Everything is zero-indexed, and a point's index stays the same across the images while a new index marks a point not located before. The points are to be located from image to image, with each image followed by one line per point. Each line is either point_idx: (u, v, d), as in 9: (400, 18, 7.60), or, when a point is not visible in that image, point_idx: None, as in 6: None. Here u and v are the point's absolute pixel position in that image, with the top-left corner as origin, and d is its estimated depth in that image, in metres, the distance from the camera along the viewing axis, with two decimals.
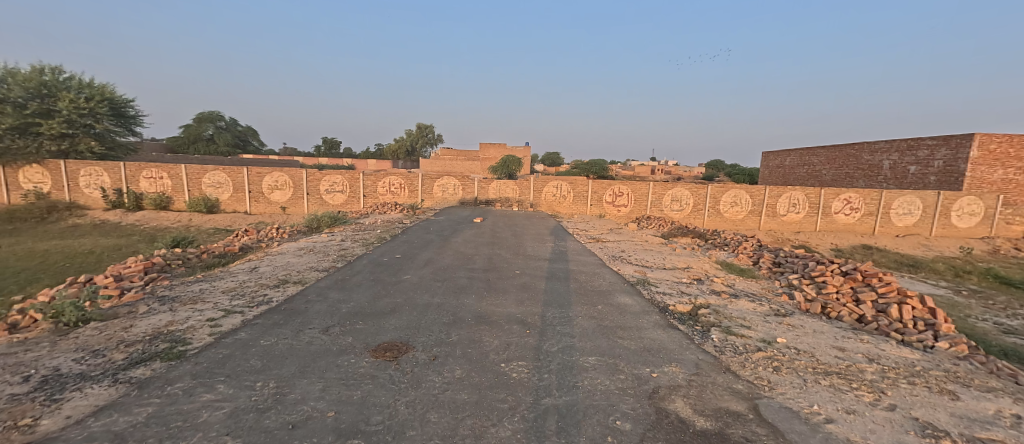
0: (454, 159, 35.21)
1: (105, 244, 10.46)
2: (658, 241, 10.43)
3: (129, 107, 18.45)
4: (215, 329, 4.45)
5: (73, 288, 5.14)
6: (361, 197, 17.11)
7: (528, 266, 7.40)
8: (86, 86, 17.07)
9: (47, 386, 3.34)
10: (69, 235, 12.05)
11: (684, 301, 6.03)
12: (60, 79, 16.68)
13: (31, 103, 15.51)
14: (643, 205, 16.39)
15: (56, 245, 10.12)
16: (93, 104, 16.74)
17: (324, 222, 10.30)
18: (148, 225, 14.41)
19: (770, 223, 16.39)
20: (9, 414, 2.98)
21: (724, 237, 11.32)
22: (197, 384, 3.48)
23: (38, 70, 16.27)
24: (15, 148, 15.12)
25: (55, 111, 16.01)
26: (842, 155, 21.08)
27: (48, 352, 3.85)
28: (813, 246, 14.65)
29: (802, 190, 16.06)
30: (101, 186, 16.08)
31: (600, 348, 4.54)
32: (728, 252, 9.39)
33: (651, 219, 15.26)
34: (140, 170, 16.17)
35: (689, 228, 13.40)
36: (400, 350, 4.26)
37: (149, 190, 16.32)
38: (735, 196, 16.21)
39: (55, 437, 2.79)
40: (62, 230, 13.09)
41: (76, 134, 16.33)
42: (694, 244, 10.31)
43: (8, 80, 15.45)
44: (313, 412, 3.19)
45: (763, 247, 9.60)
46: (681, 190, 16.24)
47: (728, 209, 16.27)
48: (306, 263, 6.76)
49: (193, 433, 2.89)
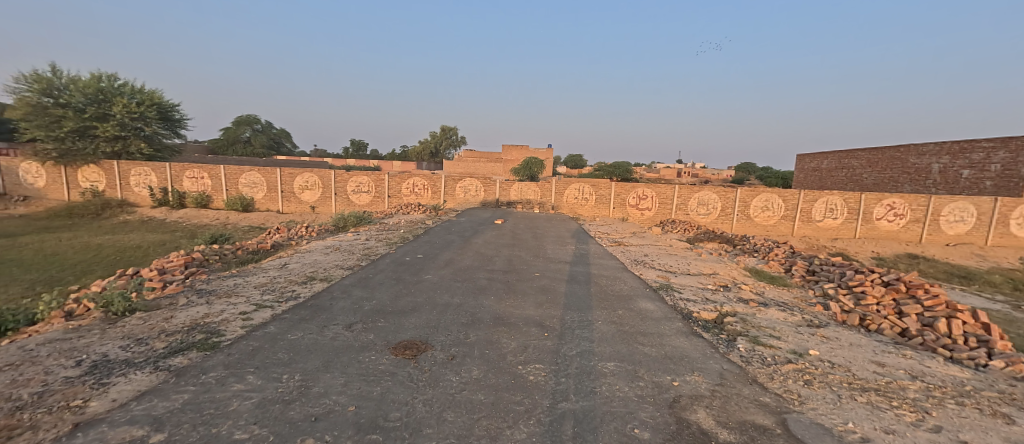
0: (477, 160, 35.55)
1: (150, 239, 11.17)
2: (683, 246, 10.14)
3: (176, 110, 19.60)
4: (246, 322, 4.69)
5: (122, 280, 5.54)
6: (386, 197, 17.49)
7: (548, 268, 7.37)
8: (138, 91, 18.23)
9: (96, 371, 3.62)
10: (118, 231, 12.95)
11: (709, 309, 5.85)
12: (115, 85, 17.90)
13: (89, 108, 16.74)
14: (668, 208, 15.97)
15: (107, 240, 10.90)
16: (144, 108, 17.85)
17: (350, 221, 10.61)
18: (189, 222, 15.29)
19: (805, 230, 15.54)
20: (63, 395, 3.26)
21: (753, 243, 10.89)
22: (229, 374, 3.68)
23: (96, 77, 17.47)
24: (75, 150, 16.48)
25: (110, 115, 17.22)
26: (886, 157, 19.84)
27: (98, 339, 4.18)
28: (851, 254, 13.85)
29: (841, 195, 15.19)
30: (149, 185, 17.22)
31: (619, 354, 4.48)
32: (758, 259, 9.03)
33: (675, 223, 14.86)
34: (184, 170, 17.25)
35: (717, 234, 12.95)
36: (419, 349, 4.34)
37: (191, 189, 17.36)
38: (767, 200, 15.51)
39: (102, 419, 3.02)
40: (114, 226, 14.09)
41: (127, 137, 17.52)
42: (721, 250, 9.96)
43: (70, 87, 16.75)
44: (335, 406, 3.31)
45: (796, 254, 9.16)
46: (709, 193, 15.69)
47: (759, 214, 15.57)
48: (332, 262, 6.99)
49: (223, 420, 3.06)
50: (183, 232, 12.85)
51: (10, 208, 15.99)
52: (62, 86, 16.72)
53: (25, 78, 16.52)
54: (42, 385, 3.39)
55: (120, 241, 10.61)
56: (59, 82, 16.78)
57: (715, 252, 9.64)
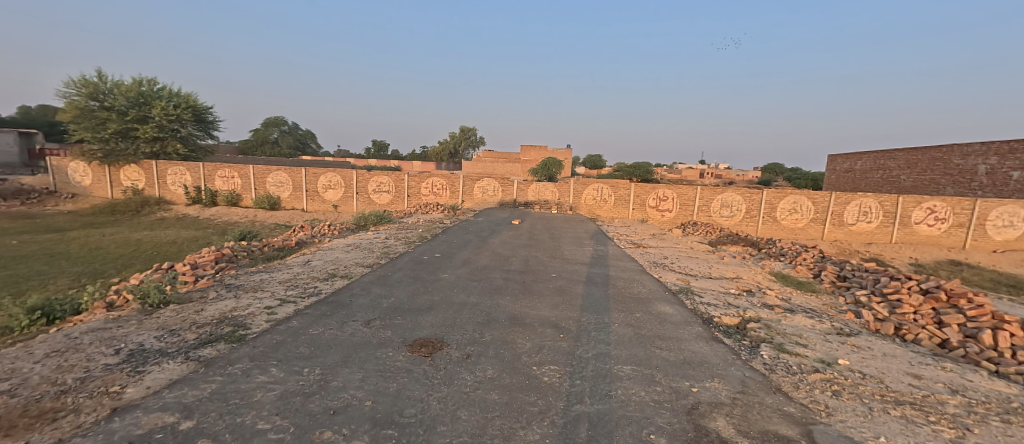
0: (495, 161, 35.64)
1: (184, 235, 11.73)
2: (705, 249, 9.89)
3: (209, 113, 20.51)
4: (271, 316, 4.87)
5: (157, 273, 5.85)
6: (405, 197, 17.75)
7: (564, 269, 7.33)
8: (175, 95, 19.18)
9: (132, 359, 3.84)
10: (155, 227, 13.65)
11: (731, 314, 5.68)
12: (155, 89, 18.89)
13: (131, 111, 17.73)
14: (689, 210, 15.55)
15: (144, 236, 11.51)
16: (180, 111, 18.77)
17: (370, 220, 10.84)
18: (220, 219, 15.97)
19: (836, 233, 14.84)
20: (102, 381, 3.47)
21: (780, 246, 10.51)
22: (254, 366, 3.83)
23: (138, 81, 18.49)
24: (117, 150, 17.49)
25: (150, 118, 18.19)
26: (927, 158, 18.76)
27: (135, 329, 4.43)
28: (886, 260, 13.14)
29: (876, 198, 14.44)
30: (184, 183, 18.08)
31: (636, 358, 4.41)
32: (785, 263, 8.70)
33: (697, 225, 14.48)
34: (216, 170, 18.03)
35: (741, 236, 12.54)
36: (435, 347, 4.40)
37: (222, 188, 18.15)
38: (794, 202, 14.86)
39: (136, 405, 3.20)
40: (152, 222, 14.87)
41: (165, 138, 18.46)
42: (745, 253, 9.66)
43: (114, 91, 17.78)
44: (353, 400, 3.40)
45: (826, 259, 8.79)
46: (732, 194, 15.15)
47: (786, 216, 14.92)
48: (353, 259, 7.16)
49: (248, 410, 3.19)
50: (215, 229, 13.42)
51: (61, 205, 17.14)
52: (107, 90, 17.78)
53: (74, 84, 17.67)
54: (84, 371, 3.62)
55: (156, 237, 11.18)
56: (104, 86, 17.85)
57: (738, 255, 9.36)
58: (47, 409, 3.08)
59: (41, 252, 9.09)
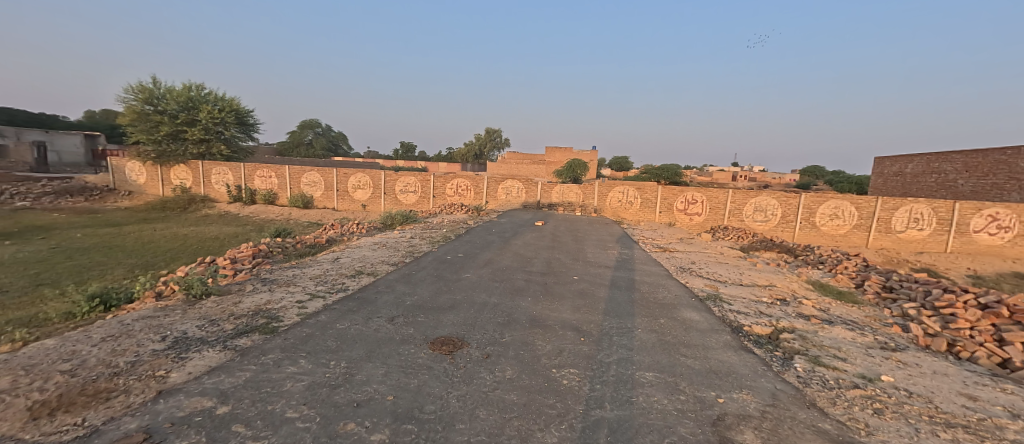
0: (520, 162, 35.65)
1: (225, 232, 12.43)
2: (737, 254, 9.49)
3: (251, 116, 21.67)
4: (302, 310, 5.09)
5: (201, 266, 6.25)
6: (430, 197, 18.04)
7: (587, 272, 7.25)
8: (220, 99, 20.39)
9: (177, 346, 4.12)
10: (200, 223, 14.54)
11: (763, 323, 5.44)
12: (202, 94, 20.15)
13: (181, 115, 19.00)
14: (719, 214, 14.91)
15: (190, 231, 12.28)
16: (224, 114, 19.93)
17: (397, 220, 11.11)
18: (258, 217, 16.79)
19: (882, 241, 13.80)
20: (150, 365, 3.74)
21: (819, 254, 9.96)
22: (285, 357, 4.02)
23: (187, 87, 19.78)
24: (168, 151, 18.82)
25: (197, 121, 19.43)
26: (988, 161, 17.23)
27: (180, 318, 4.75)
28: (939, 270, 12.13)
29: (929, 203, 13.34)
30: (227, 183, 19.20)
31: (659, 365, 4.30)
32: (824, 271, 8.23)
33: (728, 230, 13.93)
34: (255, 170, 19.01)
35: (775, 242, 11.96)
36: (456, 346, 4.46)
37: (261, 187, 19.13)
38: (836, 207, 13.90)
39: (180, 388, 3.43)
40: (198, 218, 15.86)
41: (211, 140, 19.66)
42: (780, 260, 9.21)
43: (167, 96, 19.11)
44: (376, 394, 3.50)
45: (870, 269, 8.25)
46: (767, 198, 14.36)
47: (826, 222, 13.97)
48: (379, 257, 7.37)
49: (278, 399, 3.35)
50: (253, 226, 14.14)
51: (119, 202, 18.59)
52: (160, 95, 19.12)
53: (131, 90, 19.11)
54: (134, 355, 3.92)
55: (200, 233, 11.91)
56: (158, 91, 19.20)
57: (772, 262, 8.95)
58: (101, 389, 3.35)
59: (98, 244, 9.91)
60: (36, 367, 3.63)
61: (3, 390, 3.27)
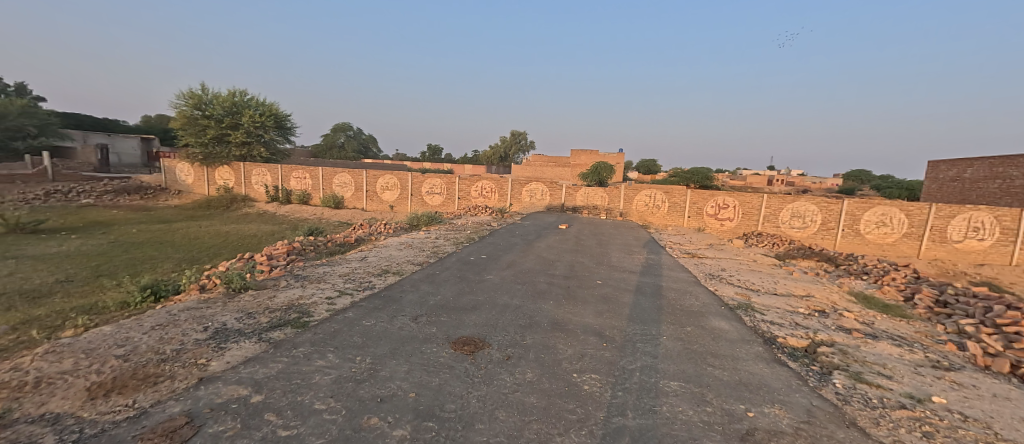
0: (545, 165, 35.51)
1: (262, 229, 13.08)
2: (771, 262, 9.06)
3: (289, 120, 22.70)
4: (331, 306, 5.28)
5: (240, 262, 6.61)
6: (455, 199, 18.22)
7: (611, 277, 7.12)
8: (262, 104, 21.46)
9: (217, 336, 4.37)
10: (240, 221, 15.35)
11: (799, 335, 5.15)
12: (245, 99, 21.27)
13: (226, 119, 20.18)
14: (752, 219, 14.18)
15: (231, 228, 12.99)
16: (265, 119, 21.00)
17: (423, 220, 11.33)
18: (293, 216, 17.56)
19: (935, 251, 12.67)
20: (193, 353, 3.99)
21: (863, 264, 9.36)
22: (314, 351, 4.18)
23: (232, 92, 20.93)
24: (214, 153, 20.20)
25: (240, 125, 20.57)
26: None
27: (220, 310, 5.03)
28: (1002, 285, 11.01)
29: (991, 212, 12.19)
30: (265, 183, 20.22)
31: (685, 374, 4.15)
32: (868, 282, 7.72)
33: (762, 236, 13.32)
34: (291, 171, 19.91)
35: (814, 250, 11.32)
36: (477, 346, 4.49)
37: (296, 188, 20.02)
38: (883, 214, 12.88)
39: (219, 376, 3.63)
40: (239, 217, 16.78)
41: (252, 143, 20.79)
42: (818, 269, 8.72)
43: (214, 101, 20.31)
44: (398, 391, 3.57)
45: (921, 281, 7.67)
46: (805, 203, 13.52)
47: (872, 230, 12.97)
48: (405, 257, 7.54)
49: (307, 390, 3.48)
50: (288, 225, 14.80)
51: (170, 201, 19.93)
52: (208, 101, 20.36)
53: (183, 96, 20.47)
54: (179, 343, 4.18)
55: (240, 230, 12.60)
56: (206, 97, 20.45)
57: (810, 271, 8.48)
58: (149, 374, 3.60)
59: (149, 239, 10.68)
60: (94, 351, 3.94)
61: (66, 371, 3.57)
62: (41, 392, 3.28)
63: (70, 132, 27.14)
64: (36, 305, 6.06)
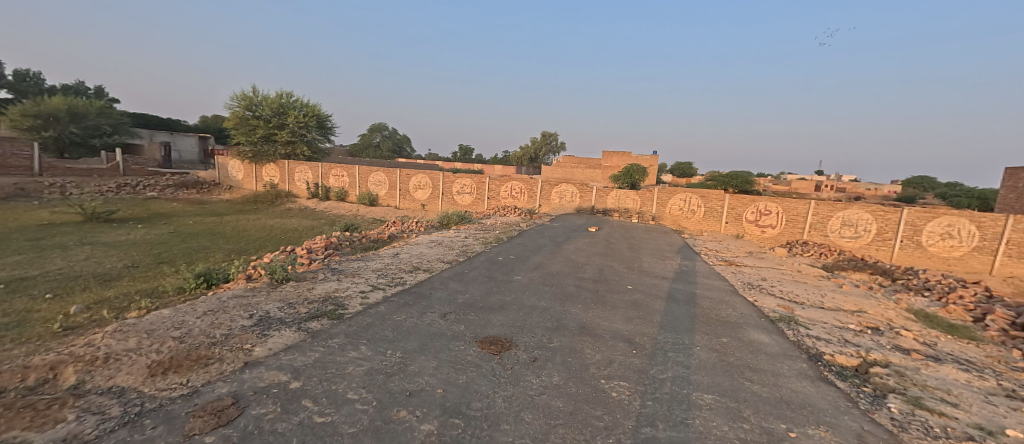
0: (575, 167, 35.12)
1: (302, 224, 13.77)
2: (818, 273, 8.48)
3: (330, 120, 23.92)
4: (364, 300, 5.47)
5: (283, 254, 7.00)
6: (485, 199, 18.34)
7: (642, 282, 6.92)
8: (306, 105, 22.70)
9: (260, 324, 4.64)
10: (285, 216, 16.25)
11: (848, 353, 4.78)
12: (291, 100, 22.57)
13: (274, 119, 21.51)
14: (797, 227, 13.25)
15: (275, 222, 13.75)
16: (308, 119, 22.24)
17: (452, 219, 11.52)
18: (331, 212, 18.34)
19: (1013, 268, 10.91)
20: (239, 339, 4.25)
21: (926, 279, 8.57)
22: (348, 342, 4.33)
23: (280, 94, 22.26)
24: (262, 151, 21.59)
25: (286, 125, 21.88)
26: None
27: (264, 299, 5.34)
28: None
29: None
30: (307, 180, 21.27)
31: (721, 387, 3.95)
32: (930, 300, 7.06)
33: (807, 245, 12.51)
34: (330, 170, 20.82)
35: (868, 263, 10.50)
36: (504, 346, 4.49)
37: (334, 185, 20.93)
38: (949, 225, 11.42)
39: (263, 361, 3.86)
40: (284, 212, 17.75)
41: (296, 142, 22.11)
42: (872, 283, 8.07)
43: (263, 102, 21.68)
44: (426, 386, 3.64)
45: (993, 300, 6.91)
46: (858, 211, 12.35)
47: (934, 242, 11.53)
48: (435, 255, 7.68)
49: (341, 380, 3.61)
50: (326, 220, 15.52)
51: (224, 195, 21.37)
52: (258, 102, 21.75)
53: (236, 98, 21.91)
54: (228, 329, 4.47)
55: (282, 224, 13.35)
56: (257, 98, 21.85)
57: (862, 284, 7.85)
58: (201, 355, 3.87)
59: (203, 230, 11.52)
60: (154, 332, 4.29)
61: (130, 349, 3.91)
62: (109, 367, 3.60)
63: (139, 131, 29.79)
64: (106, 287, 6.69)
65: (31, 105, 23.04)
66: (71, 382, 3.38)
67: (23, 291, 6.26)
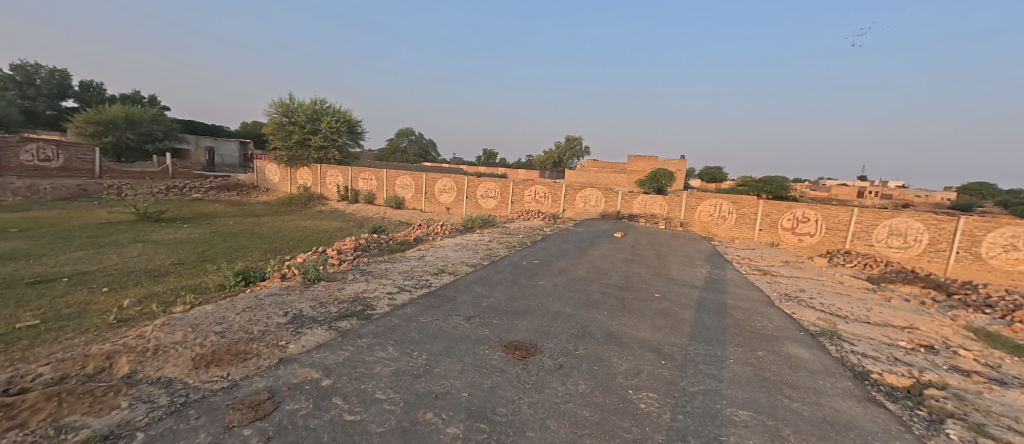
0: (600, 171, 34.66)
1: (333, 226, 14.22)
2: (863, 285, 7.96)
3: (360, 125, 24.76)
4: (391, 301, 5.58)
5: (314, 254, 7.25)
6: (508, 203, 18.37)
7: (671, 290, 6.72)
8: (338, 111, 23.61)
9: (294, 321, 4.81)
10: (317, 218, 16.85)
11: (900, 373, 4.44)
12: (324, 106, 23.52)
13: (308, 125, 22.46)
14: (838, 236, 12.50)
15: (308, 224, 14.29)
16: (339, 125, 23.10)
17: (477, 223, 11.60)
18: (360, 214, 18.87)
19: None
20: (275, 335, 4.42)
21: (989, 294, 7.89)
22: (376, 342, 4.42)
23: (314, 101, 23.25)
24: (296, 156, 22.57)
25: (319, 130, 22.80)
26: None
27: (297, 297, 5.54)
28: None
29: None
30: (337, 183, 21.98)
31: (757, 403, 3.76)
32: (992, 317, 6.49)
33: (850, 256, 11.81)
34: (359, 173, 21.46)
35: (919, 275, 9.78)
36: (529, 352, 4.45)
37: (363, 188, 21.53)
38: (1013, 236, 10.21)
39: (297, 357, 4.00)
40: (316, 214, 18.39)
41: (328, 147, 23.01)
42: (924, 297, 7.50)
43: (299, 109, 22.70)
44: (452, 389, 3.65)
45: None
46: (907, 219, 11.52)
47: (996, 254, 10.38)
48: (460, 258, 7.75)
49: (369, 380, 3.68)
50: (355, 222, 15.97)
51: (262, 197, 22.40)
52: (294, 109, 22.78)
53: (274, 104, 23.00)
54: (264, 325, 4.66)
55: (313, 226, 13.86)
56: (293, 105, 22.90)
57: (914, 299, 7.29)
58: (241, 350, 4.05)
59: (242, 230, 12.12)
60: (198, 326, 4.53)
61: (177, 342, 4.14)
62: (158, 358, 3.82)
63: (187, 136, 31.73)
64: (156, 283, 7.13)
65: (94, 114, 24.96)
66: (125, 371, 3.61)
67: (84, 285, 6.76)
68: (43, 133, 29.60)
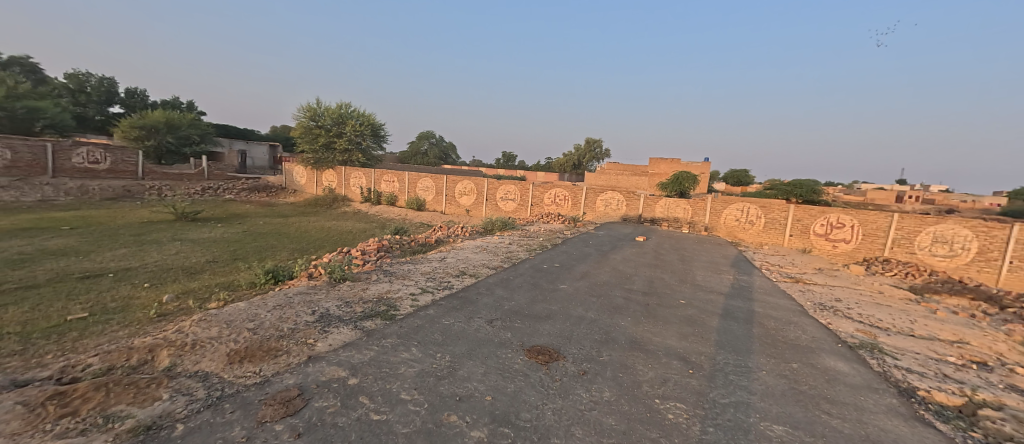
0: (621, 174, 34.26)
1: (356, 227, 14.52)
2: (903, 295, 7.59)
3: (383, 129, 25.26)
4: (414, 302, 5.63)
5: (340, 255, 7.41)
6: (528, 205, 18.36)
7: (696, 297, 6.57)
8: (362, 115, 24.14)
9: (321, 320, 4.91)
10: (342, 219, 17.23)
11: (949, 390, 4.20)
12: (350, 110, 24.11)
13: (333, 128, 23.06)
14: (877, 243, 12.00)
15: (333, 224, 14.64)
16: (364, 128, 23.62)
17: (497, 225, 11.63)
18: (382, 216, 19.21)
19: None
20: (303, 334, 4.53)
21: None
22: (400, 343, 4.47)
23: (340, 105, 23.87)
24: (322, 158, 23.22)
25: (344, 133, 23.37)
26: None
27: (324, 296, 5.66)
28: None
29: None
30: (361, 185, 22.39)
31: (791, 417, 3.63)
32: None
33: (888, 264, 11.29)
34: (382, 176, 21.81)
35: (964, 285, 9.28)
36: (552, 357, 4.42)
37: (385, 190, 21.88)
38: None
39: (324, 356, 4.08)
40: (340, 215, 18.80)
41: (352, 150, 23.56)
42: (973, 310, 7.10)
43: (325, 113, 23.33)
44: (476, 392, 3.65)
45: None
46: (953, 226, 10.97)
47: None
48: (481, 260, 7.78)
49: (394, 380, 3.72)
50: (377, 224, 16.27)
51: (289, 198, 23.06)
52: (321, 112, 23.44)
53: (302, 109, 23.71)
54: (294, 323, 4.78)
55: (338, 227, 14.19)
56: (320, 109, 23.56)
57: (961, 311, 6.91)
58: (272, 347, 4.16)
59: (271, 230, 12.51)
60: (232, 323, 4.68)
61: (213, 337, 4.28)
62: (196, 352, 3.96)
63: (220, 139, 32.94)
64: (193, 280, 7.42)
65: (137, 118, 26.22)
66: (166, 364, 3.76)
67: (127, 280, 7.08)
68: (90, 136, 31.35)
